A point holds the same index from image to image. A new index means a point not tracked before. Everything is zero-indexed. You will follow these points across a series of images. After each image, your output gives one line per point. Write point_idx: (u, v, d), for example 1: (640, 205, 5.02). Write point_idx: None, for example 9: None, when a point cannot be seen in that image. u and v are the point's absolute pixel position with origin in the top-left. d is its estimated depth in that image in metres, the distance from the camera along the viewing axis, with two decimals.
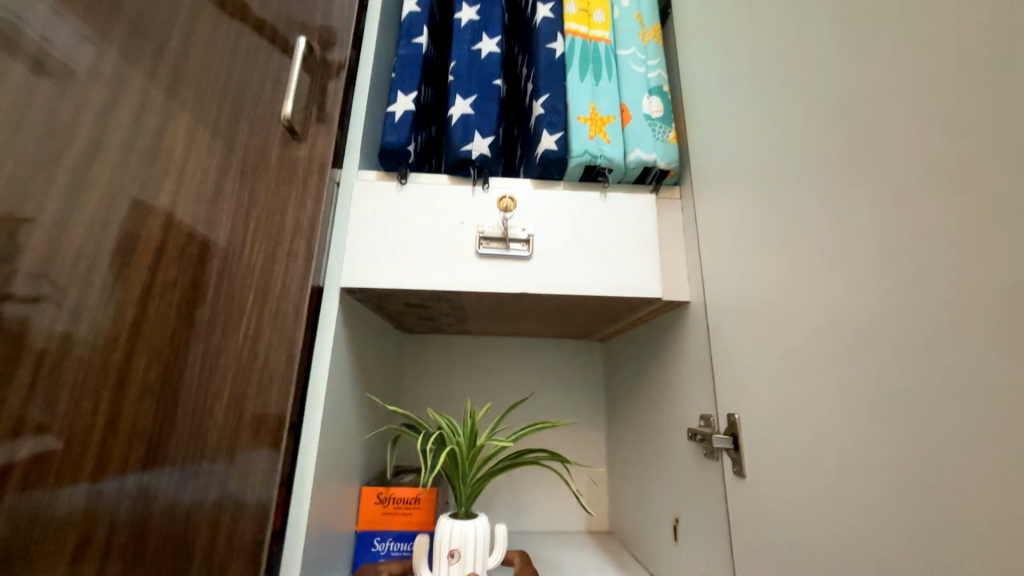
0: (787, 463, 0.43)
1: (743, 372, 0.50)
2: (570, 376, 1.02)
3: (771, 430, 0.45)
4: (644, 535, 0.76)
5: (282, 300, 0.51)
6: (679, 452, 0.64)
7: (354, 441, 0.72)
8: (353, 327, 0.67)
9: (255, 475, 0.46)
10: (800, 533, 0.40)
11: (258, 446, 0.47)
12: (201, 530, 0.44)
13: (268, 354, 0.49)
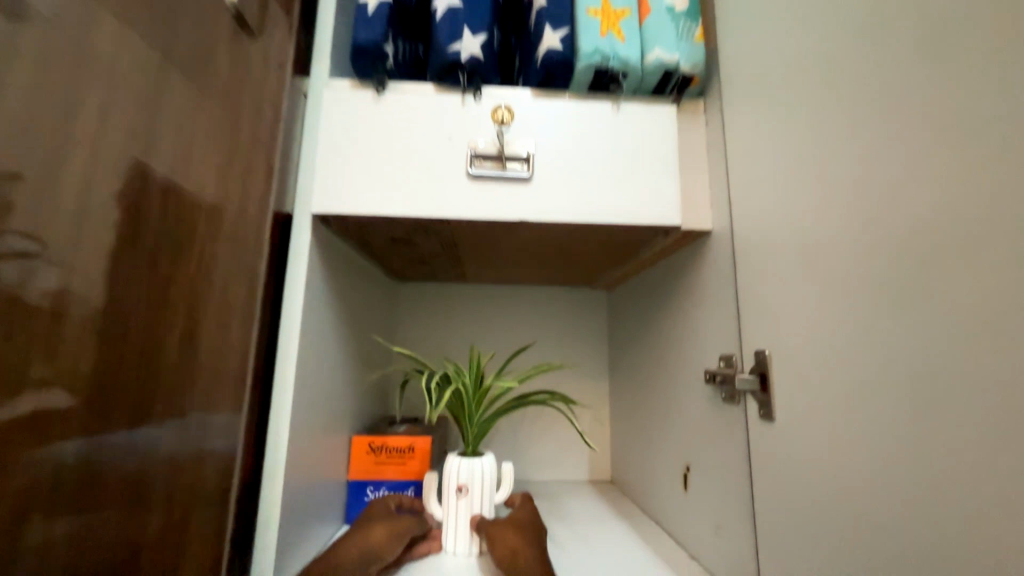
0: (825, 407, 0.36)
1: (773, 306, 0.43)
2: (572, 325, 0.97)
3: (806, 369, 0.39)
4: (649, 484, 0.73)
5: (240, 227, 0.43)
6: (692, 398, 0.59)
7: (341, 389, 0.67)
8: (334, 265, 0.60)
9: (219, 429, 0.41)
10: (837, 484, 0.35)
11: (220, 398, 0.42)
12: (158, 506, 0.35)
13: (224, 295, 0.42)
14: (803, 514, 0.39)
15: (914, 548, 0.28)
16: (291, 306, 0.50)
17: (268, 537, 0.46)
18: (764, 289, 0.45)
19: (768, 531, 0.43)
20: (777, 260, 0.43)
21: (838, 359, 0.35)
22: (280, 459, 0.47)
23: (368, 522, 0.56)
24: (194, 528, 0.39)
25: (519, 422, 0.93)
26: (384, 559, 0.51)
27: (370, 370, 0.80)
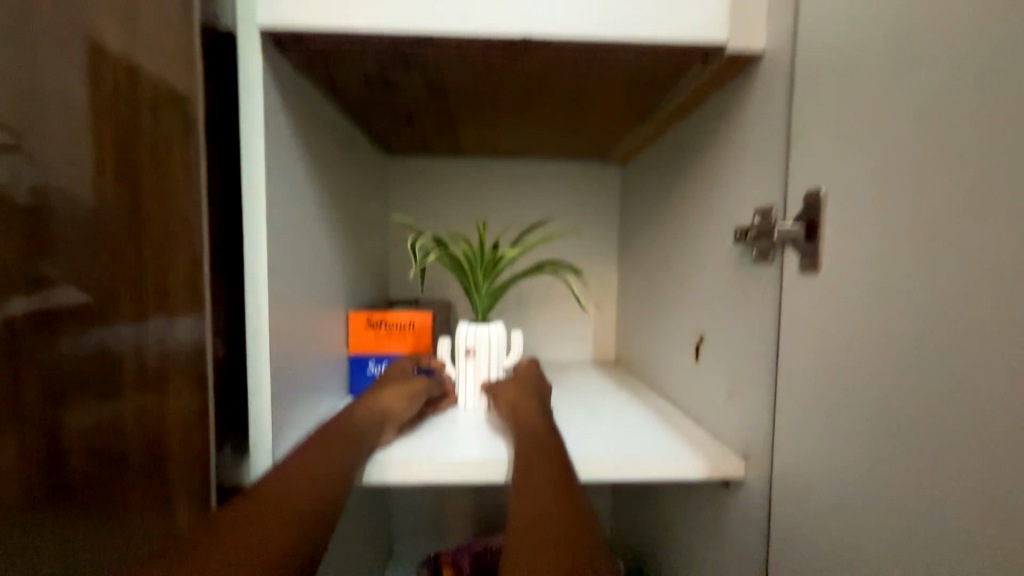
0: (878, 247, 0.30)
1: (832, 134, 0.35)
2: (582, 203, 0.88)
3: (861, 207, 0.32)
4: (656, 361, 0.71)
5: (161, 72, 0.39)
6: (715, 264, 0.53)
7: (332, 263, 0.62)
8: (299, 114, 0.51)
9: (178, 311, 0.41)
10: (877, 332, 0.30)
11: (177, 280, 0.41)
12: (127, 380, 0.40)
13: (161, 174, 0.40)
14: (834, 367, 0.35)
15: (971, 387, 0.23)
16: (252, 153, 0.43)
17: (261, 398, 0.44)
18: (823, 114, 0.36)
19: (789, 390, 0.40)
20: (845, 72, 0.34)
21: (910, 181, 0.28)
22: (263, 319, 0.44)
23: (381, 387, 0.55)
24: (171, 403, 0.41)
25: (524, 305, 0.90)
26: (400, 420, 0.52)
27: (365, 248, 0.75)
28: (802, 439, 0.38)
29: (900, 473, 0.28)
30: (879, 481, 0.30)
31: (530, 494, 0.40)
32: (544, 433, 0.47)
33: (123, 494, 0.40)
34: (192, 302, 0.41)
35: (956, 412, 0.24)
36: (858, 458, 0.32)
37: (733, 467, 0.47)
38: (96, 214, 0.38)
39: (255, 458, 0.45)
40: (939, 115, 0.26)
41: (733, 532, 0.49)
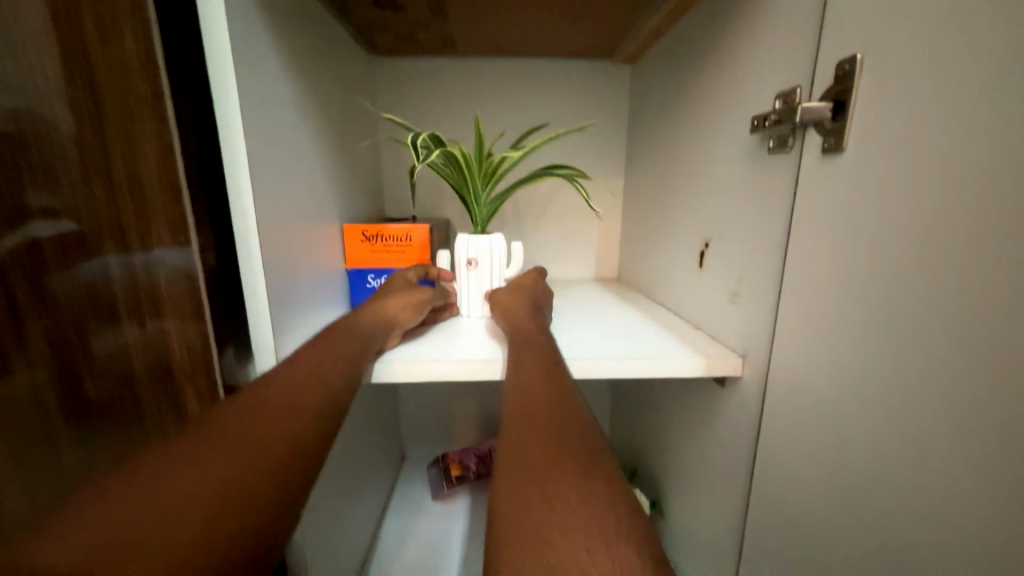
0: (915, 115, 0.27)
1: None
2: (586, 110, 0.82)
3: (898, 71, 0.28)
4: (659, 274, 0.70)
5: None
6: (728, 163, 0.50)
7: (322, 172, 0.59)
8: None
9: (163, 235, 0.38)
10: (897, 215, 0.28)
11: (155, 200, 0.38)
12: (124, 312, 0.39)
13: (116, 79, 0.35)
14: (847, 256, 0.33)
15: (1010, 252, 0.22)
16: (214, 29, 0.37)
17: (258, 297, 0.44)
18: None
19: (796, 286, 0.39)
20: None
21: (960, 33, 0.24)
22: (249, 218, 0.42)
23: (384, 294, 0.55)
24: (171, 331, 0.40)
25: (526, 221, 0.87)
26: (404, 327, 0.53)
27: (355, 159, 0.71)
28: (805, 333, 0.38)
29: (913, 351, 0.27)
30: (887, 363, 0.29)
31: (528, 384, 0.41)
32: (540, 335, 0.48)
33: (136, 418, 0.42)
34: (175, 225, 0.38)
35: (989, 281, 0.23)
36: (866, 343, 0.31)
37: (732, 366, 0.48)
38: (59, 141, 0.36)
39: (260, 359, 0.45)
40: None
41: (725, 427, 0.52)
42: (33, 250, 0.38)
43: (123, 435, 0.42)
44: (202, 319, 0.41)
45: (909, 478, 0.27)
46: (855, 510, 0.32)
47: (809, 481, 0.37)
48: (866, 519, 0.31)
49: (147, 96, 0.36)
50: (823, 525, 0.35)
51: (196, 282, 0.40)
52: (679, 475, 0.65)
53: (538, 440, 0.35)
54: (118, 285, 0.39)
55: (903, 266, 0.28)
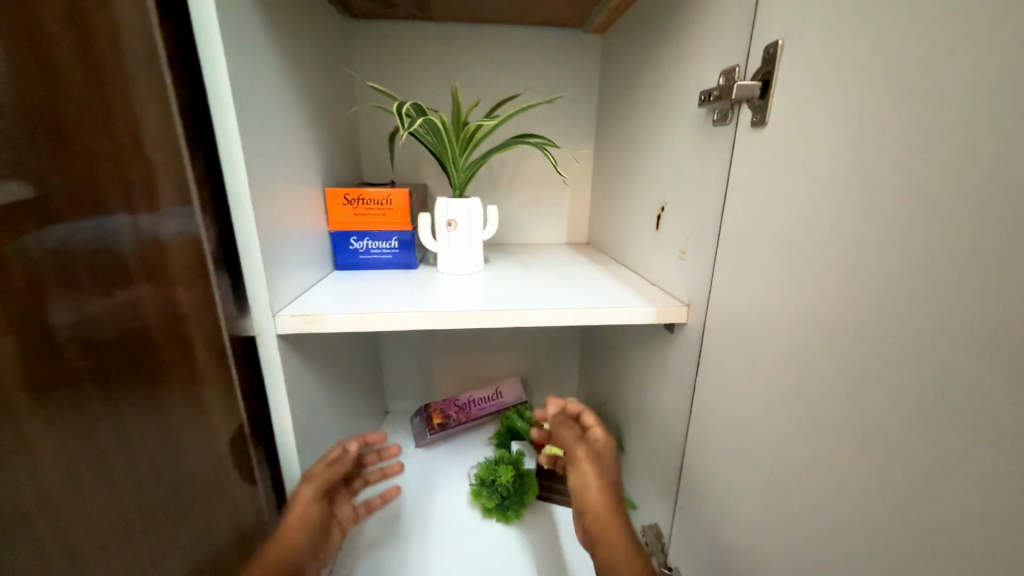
0: (822, 103, 0.34)
1: None
2: (558, 78, 0.85)
3: (812, 65, 0.35)
4: (622, 237, 0.77)
5: None
6: (681, 134, 0.56)
7: (303, 137, 0.62)
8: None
9: (170, 198, 0.42)
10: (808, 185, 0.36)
11: (160, 166, 0.41)
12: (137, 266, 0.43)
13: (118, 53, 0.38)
14: (778, 212, 0.39)
15: (873, 215, 0.30)
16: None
17: (255, 258, 0.47)
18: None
19: (735, 240, 0.46)
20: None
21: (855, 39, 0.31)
22: (242, 185, 0.44)
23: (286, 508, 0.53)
24: (180, 292, 0.44)
25: (500, 187, 0.91)
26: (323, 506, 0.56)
27: (334, 123, 0.73)
28: (736, 283, 0.46)
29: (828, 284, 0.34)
30: (805, 301, 0.36)
31: (597, 520, 0.53)
32: (599, 493, 0.54)
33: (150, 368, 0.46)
34: (178, 188, 0.41)
35: (863, 238, 0.30)
36: (790, 283, 0.38)
37: (679, 313, 0.56)
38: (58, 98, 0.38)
39: (259, 315, 0.49)
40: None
41: (674, 367, 0.60)
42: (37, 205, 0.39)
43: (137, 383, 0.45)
44: (209, 275, 0.44)
45: (819, 385, 0.35)
46: (777, 418, 0.40)
47: (738, 403, 0.46)
48: (784, 425, 0.39)
49: (145, 58, 0.38)
50: (746, 436, 0.44)
51: (201, 240, 0.43)
52: (636, 416, 0.74)
53: (619, 550, 0.51)
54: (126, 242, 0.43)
55: (823, 216, 0.34)
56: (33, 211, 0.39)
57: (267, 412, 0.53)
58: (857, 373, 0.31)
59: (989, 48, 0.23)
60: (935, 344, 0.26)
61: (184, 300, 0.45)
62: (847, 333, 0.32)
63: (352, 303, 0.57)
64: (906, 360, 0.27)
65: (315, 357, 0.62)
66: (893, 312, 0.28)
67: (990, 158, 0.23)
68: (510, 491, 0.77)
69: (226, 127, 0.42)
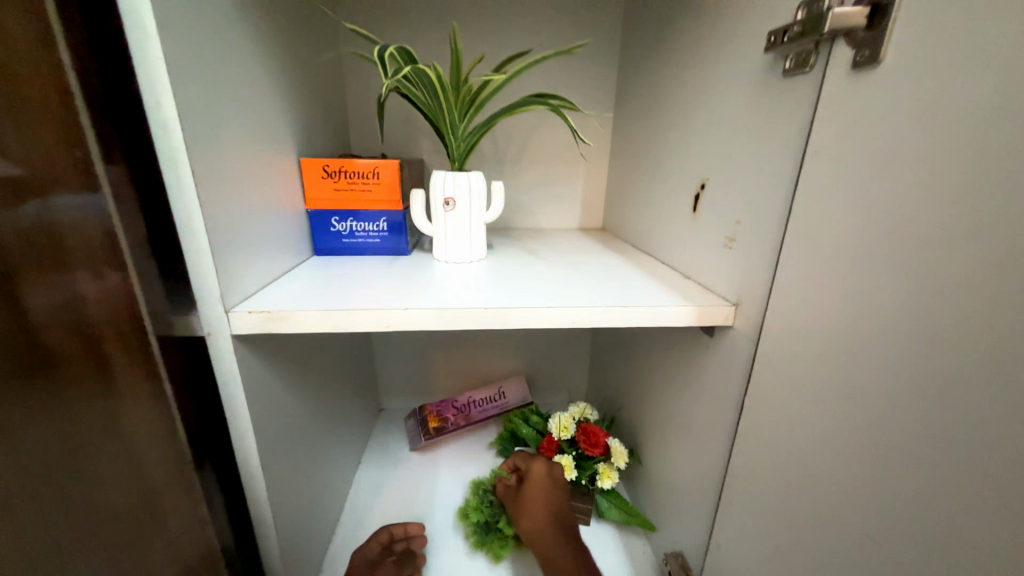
0: (971, 36, 0.24)
1: None
2: (575, 41, 0.74)
3: None
4: (647, 223, 0.66)
5: None
6: (733, 93, 0.45)
7: (274, 96, 0.51)
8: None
9: (53, 149, 0.30)
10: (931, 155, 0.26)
11: (35, 98, 0.29)
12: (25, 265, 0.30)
13: None
14: (886, 178, 0.29)
15: None
16: None
17: (197, 238, 0.37)
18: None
19: (806, 227, 0.36)
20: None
21: None
22: (177, 141, 0.35)
23: None
24: (82, 278, 0.32)
25: (506, 164, 0.81)
26: None
27: (314, 82, 0.62)
28: (806, 283, 0.36)
29: (976, 282, 0.23)
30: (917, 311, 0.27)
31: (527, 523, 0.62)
32: (528, 504, 0.63)
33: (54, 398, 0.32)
34: (66, 137, 0.30)
35: None
36: (900, 279, 0.28)
37: (724, 314, 0.46)
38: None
39: (206, 308, 0.40)
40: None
41: (712, 377, 0.50)
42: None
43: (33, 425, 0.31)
44: (124, 266, 0.34)
45: (952, 421, 0.25)
46: (872, 456, 0.30)
47: (804, 433, 0.36)
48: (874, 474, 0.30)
49: None
50: (814, 475, 0.35)
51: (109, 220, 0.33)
52: (658, 427, 0.65)
53: (547, 538, 0.59)
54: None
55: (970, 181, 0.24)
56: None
57: (223, 420, 0.44)
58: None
59: None
60: None
61: (87, 289, 0.33)
62: (1016, 351, 0.22)
63: (328, 296, 0.47)
64: None
65: (284, 356, 0.52)
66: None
67: None
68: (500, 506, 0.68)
69: (150, 65, 0.33)
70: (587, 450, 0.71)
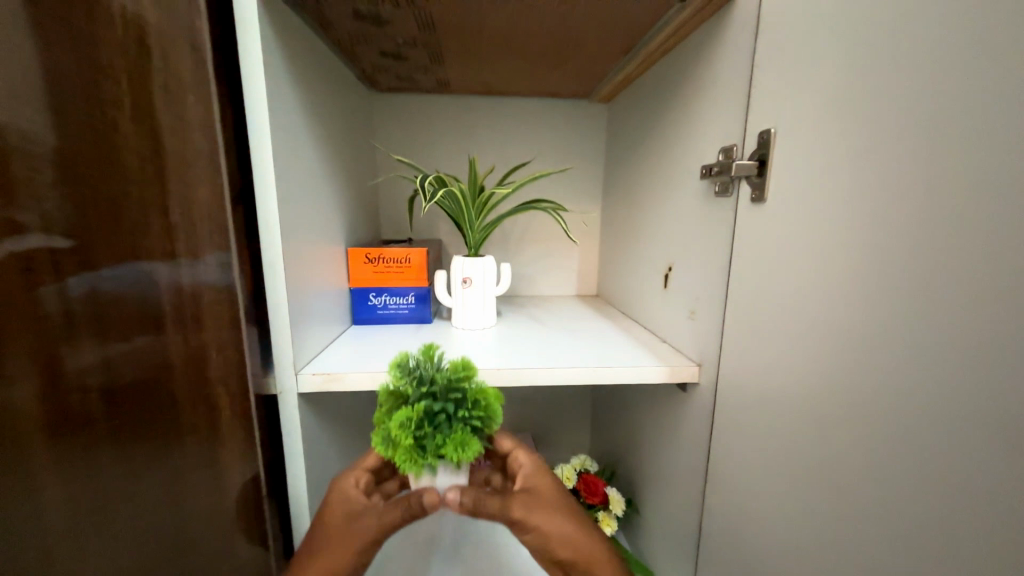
0: (812, 192, 0.37)
1: (785, 90, 0.41)
2: (568, 147, 0.91)
3: (800, 157, 0.39)
4: (631, 293, 0.79)
5: (168, 21, 0.38)
6: (687, 201, 0.59)
7: (333, 204, 0.66)
8: (290, 38, 0.51)
9: (205, 262, 0.43)
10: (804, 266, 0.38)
11: (203, 224, 0.42)
12: (172, 331, 0.43)
13: (178, 139, 0.40)
14: (786, 271, 0.41)
15: (860, 297, 0.32)
16: (258, 103, 0.45)
17: (281, 321, 0.50)
18: (798, 43, 0.39)
19: (741, 306, 0.48)
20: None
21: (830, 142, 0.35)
22: (275, 255, 0.48)
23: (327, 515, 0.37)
24: (208, 336, 0.44)
25: (512, 243, 0.95)
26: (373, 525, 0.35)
27: (359, 186, 0.78)
28: (746, 347, 0.47)
29: (831, 350, 0.35)
30: (809, 370, 0.38)
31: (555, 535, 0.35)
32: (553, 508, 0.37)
33: (172, 420, 0.44)
34: (219, 245, 0.43)
35: (852, 317, 0.33)
36: (798, 347, 0.39)
37: (691, 372, 0.57)
38: (114, 154, 0.40)
39: (282, 372, 0.51)
40: (899, 29, 0.29)
41: (689, 427, 0.59)
42: (79, 250, 0.40)
43: (151, 436, 0.44)
44: (238, 337, 0.45)
45: (834, 447, 0.35)
46: (795, 482, 0.39)
47: (754, 468, 0.46)
48: (798, 496, 0.39)
49: (205, 149, 0.41)
50: (763, 502, 0.44)
51: (235, 300, 0.44)
52: (650, 475, 0.72)
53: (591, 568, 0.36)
54: (163, 284, 0.43)
55: (819, 283, 0.36)
56: (75, 257, 0.40)
57: (284, 467, 0.53)
58: (875, 433, 0.31)
59: (940, 162, 0.27)
60: (924, 416, 0.27)
61: (214, 355, 0.45)
62: (853, 396, 0.33)
63: (371, 360, 0.59)
64: (897, 430, 0.29)
65: (328, 410, 0.62)
66: (899, 373, 0.29)
67: (952, 253, 0.26)
68: (432, 436, 0.34)
69: (266, 202, 0.47)
70: (588, 498, 0.78)
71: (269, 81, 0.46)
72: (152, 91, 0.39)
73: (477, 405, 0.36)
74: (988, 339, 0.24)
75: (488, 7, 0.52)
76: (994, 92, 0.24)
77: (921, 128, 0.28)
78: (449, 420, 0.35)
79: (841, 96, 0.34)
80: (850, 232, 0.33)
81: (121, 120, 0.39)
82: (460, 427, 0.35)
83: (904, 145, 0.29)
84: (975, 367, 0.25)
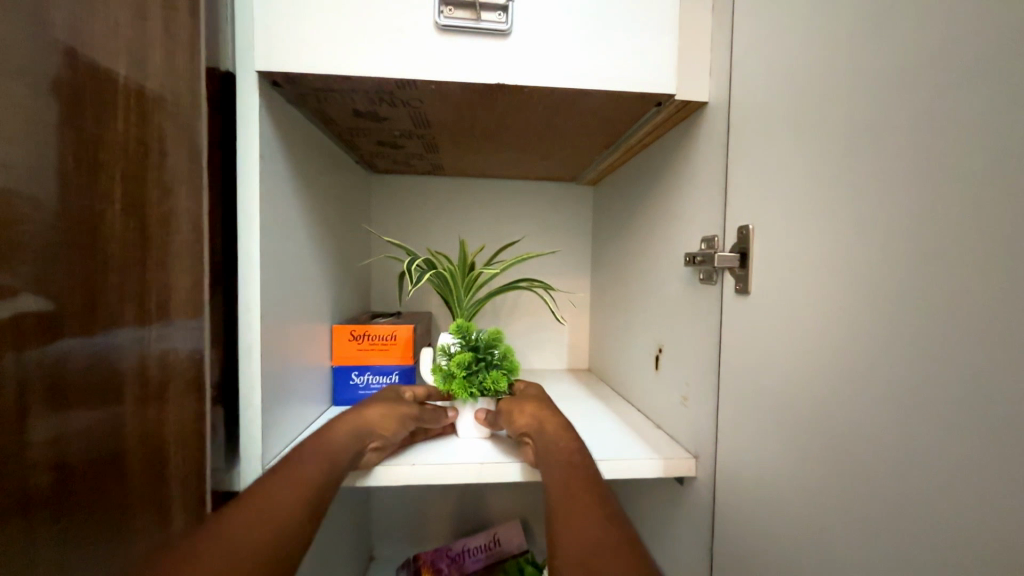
0: (801, 290, 0.38)
1: (762, 189, 0.43)
2: (558, 225, 0.94)
3: (783, 254, 0.40)
4: (622, 371, 0.77)
5: (170, 121, 0.41)
6: (673, 284, 0.59)
7: (322, 281, 0.66)
8: (290, 131, 0.54)
9: (178, 345, 0.42)
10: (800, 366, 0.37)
11: (180, 309, 0.42)
12: (130, 421, 0.40)
13: (164, 225, 0.41)
14: (780, 365, 0.40)
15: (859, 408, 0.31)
16: (249, 194, 0.46)
17: (252, 408, 0.47)
18: (770, 148, 0.42)
19: (735, 396, 0.46)
20: (791, 107, 0.39)
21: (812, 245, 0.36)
22: (253, 339, 0.47)
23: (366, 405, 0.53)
24: (171, 418, 0.42)
25: (502, 316, 0.95)
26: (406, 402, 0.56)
27: (350, 261, 0.78)
28: (743, 440, 0.45)
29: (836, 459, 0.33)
30: (812, 474, 0.35)
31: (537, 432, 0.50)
32: (536, 415, 0.52)
33: (120, 518, 0.40)
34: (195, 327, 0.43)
35: (854, 425, 0.32)
36: (795, 450, 0.37)
37: (686, 465, 0.53)
38: (95, 237, 0.38)
39: (247, 463, 0.48)
40: (865, 146, 0.31)
41: (687, 524, 0.55)
42: (46, 322, 0.36)
43: (97, 532, 0.39)
44: (202, 423, 0.43)
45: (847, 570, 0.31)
46: None
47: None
48: None
49: (190, 237, 0.42)
50: None
51: (202, 380, 0.43)
52: None
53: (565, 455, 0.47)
54: (128, 370, 0.40)
55: (816, 381, 0.35)
56: (39, 329, 0.35)
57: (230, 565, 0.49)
58: (891, 559, 0.28)
59: (923, 277, 0.27)
60: (945, 548, 0.25)
61: (175, 443, 0.42)
62: (860, 514, 0.31)
63: None
64: (915, 560, 0.27)
65: None
66: (910, 495, 0.27)
67: (944, 367, 0.25)
68: (478, 374, 0.55)
69: (248, 287, 0.47)
70: None
71: (265, 172, 0.48)
72: (144, 183, 0.40)
73: (505, 361, 0.57)
74: (1001, 466, 0.23)
75: (480, 107, 0.56)
76: (963, 216, 0.25)
77: (897, 244, 0.29)
78: (487, 364, 0.56)
79: (817, 203, 0.36)
80: (840, 335, 0.33)
81: (108, 208, 0.39)
82: (498, 368, 0.56)
83: (882, 250, 0.30)
84: (989, 494, 0.23)
